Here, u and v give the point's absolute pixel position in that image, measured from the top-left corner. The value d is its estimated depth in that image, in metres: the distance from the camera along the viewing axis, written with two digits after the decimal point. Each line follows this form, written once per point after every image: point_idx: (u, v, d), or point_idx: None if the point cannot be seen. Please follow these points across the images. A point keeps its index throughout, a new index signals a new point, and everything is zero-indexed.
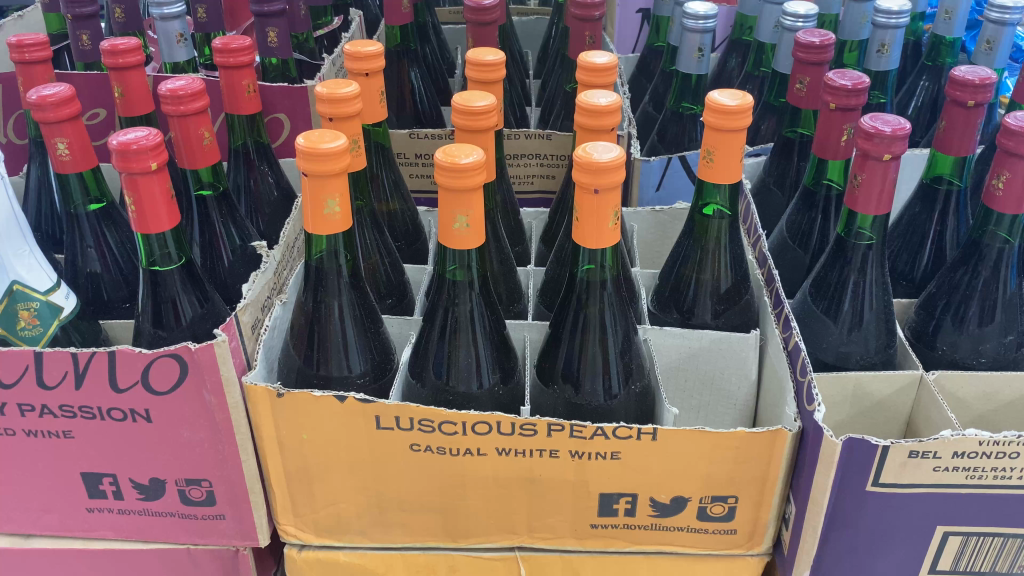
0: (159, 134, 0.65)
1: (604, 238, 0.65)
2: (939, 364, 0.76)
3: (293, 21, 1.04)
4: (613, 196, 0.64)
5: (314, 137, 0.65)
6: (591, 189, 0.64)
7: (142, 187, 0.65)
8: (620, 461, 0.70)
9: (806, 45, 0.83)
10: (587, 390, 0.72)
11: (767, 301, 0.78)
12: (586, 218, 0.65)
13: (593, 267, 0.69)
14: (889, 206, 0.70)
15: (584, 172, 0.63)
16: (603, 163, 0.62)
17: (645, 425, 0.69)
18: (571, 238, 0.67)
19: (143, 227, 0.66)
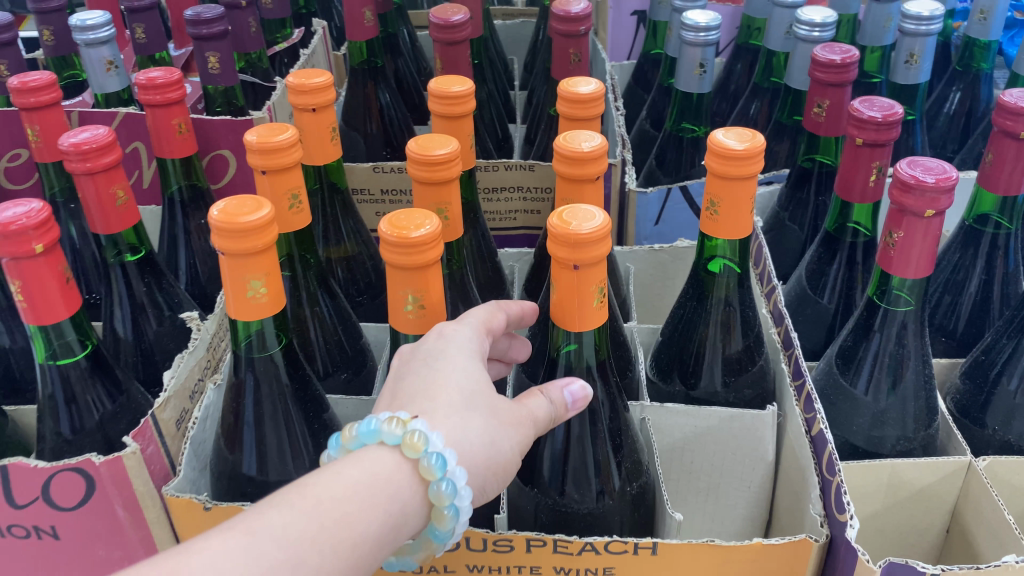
0: (45, 208, 0.53)
1: (589, 320, 0.53)
2: (990, 446, 0.64)
3: (240, 41, 0.93)
4: (596, 270, 0.52)
5: (232, 206, 0.54)
6: (569, 266, 0.51)
7: (27, 274, 0.53)
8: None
9: (824, 63, 0.71)
10: (573, 489, 0.60)
11: (786, 371, 0.67)
12: (564, 297, 0.53)
13: (578, 348, 0.58)
14: (931, 268, 0.58)
15: (561, 245, 0.51)
16: (584, 234, 0.50)
17: (644, 535, 0.58)
18: (551, 319, 0.55)
19: (36, 320, 0.55)
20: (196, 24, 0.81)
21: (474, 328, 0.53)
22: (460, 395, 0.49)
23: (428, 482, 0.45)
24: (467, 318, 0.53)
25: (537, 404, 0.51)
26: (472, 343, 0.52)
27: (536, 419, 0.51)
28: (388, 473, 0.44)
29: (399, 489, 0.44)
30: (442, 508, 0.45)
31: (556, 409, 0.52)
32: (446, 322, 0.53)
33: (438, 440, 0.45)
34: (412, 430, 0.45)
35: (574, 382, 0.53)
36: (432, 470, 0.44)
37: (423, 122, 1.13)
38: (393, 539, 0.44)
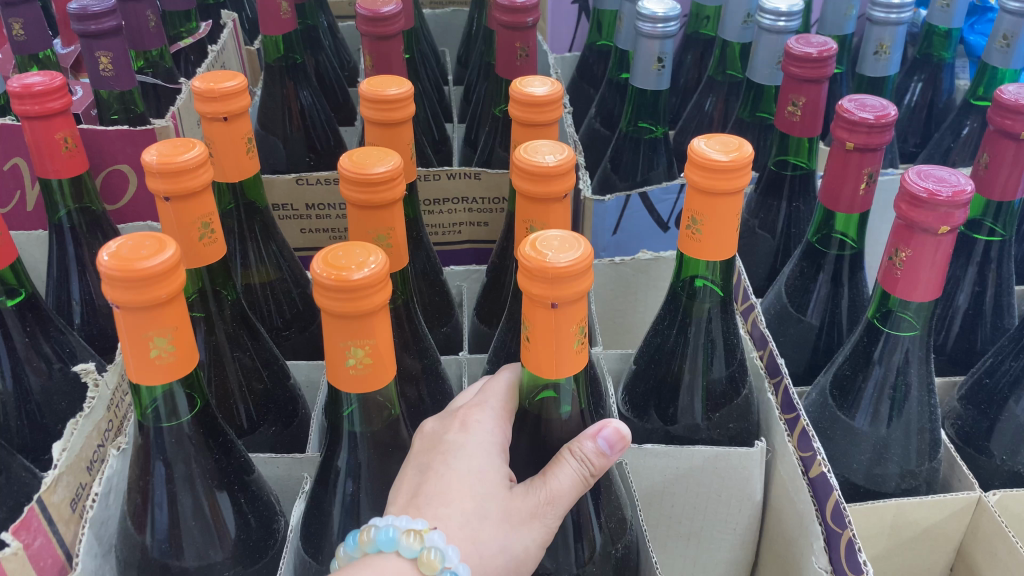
0: None
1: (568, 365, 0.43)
2: (996, 476, 0.59)
3: (136, 37, 0.81)
4: (576, 307, 0.42)
5: (127, 249, 0.43)
6: (544, 304, 0.41)
7: None
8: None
9: (800, 57, 0.64)
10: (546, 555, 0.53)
11: (774, 402, 0.60)
12: (540, 341, 0.43)
13: (548, 395, 0.50)
14: (940, 290, 0.51)
15: (534, 280, 0.41)
16: (564, 265, 0.40)
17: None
18: (521, 365, 0.45)
19: None
20: (82, 18, 0.69)
21: (498, 414, 0.48)
22: (477, 499, 0.44)
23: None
24: (488, 402, 0.48)
25: (561, 480, 0.44)
26: (493, 435, 0.47)
27: (563, 497, 0.45)
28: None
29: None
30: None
31: (587, 478, 0.45)
32: (469, 411, 0.48)
33: (455, 555, 0.41)
34: (427, 545, 0.41)
35: (605, 424, 0.45)
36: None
37: (349, 124, 1.02)
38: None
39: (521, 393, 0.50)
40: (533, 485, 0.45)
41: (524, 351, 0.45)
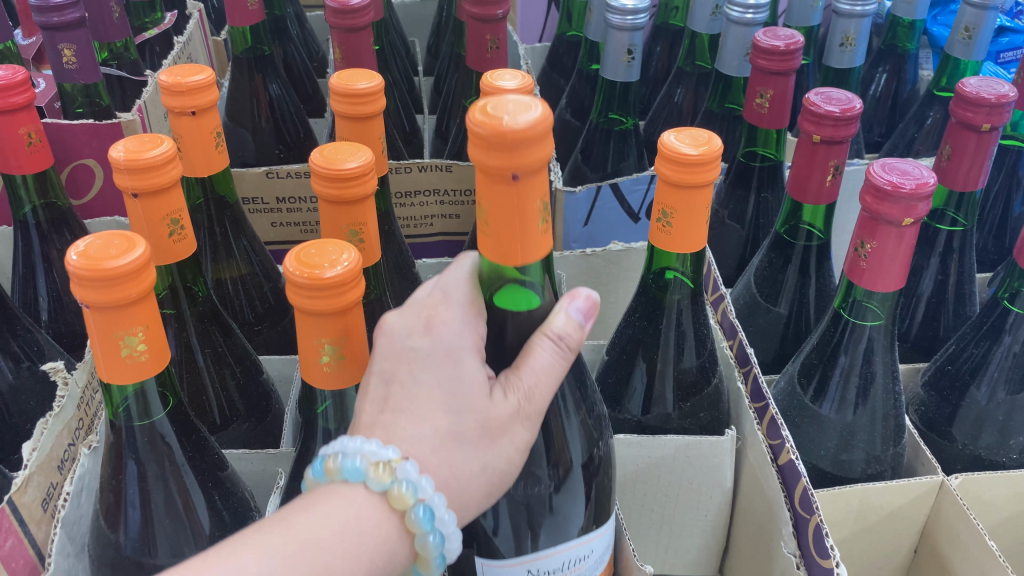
0: None
1: (532, 247, 0.36)
2: (958, 461, 0.61)
3: (100, 30, 0.80)
4: (540, 179, 0.35)
5: (95, 247, 0.43)
6: (501, 176, 0.34)
7: None
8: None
9: (767, 50, 0.65)
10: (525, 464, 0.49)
11: (743, 390, 0.61)
12: (501, 223, 0.36)
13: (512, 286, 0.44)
14: (902, 281, 0.53)
15: (486, 148, 0.33)
16: (524, 126, 0.33)
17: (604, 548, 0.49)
18: (478, 255, 0.38)
19: None
20: (44, 11, 0.68)
21: (466, 311, 0.41)
22: (452, 413, 0.40)
23: (414, 533, 0.39)
24: (453, 297, 0.41)
25: (540, 364, 0.41)
26: (465, 336, 0.41)
27: (545, 384, 0.41)
28: (369, 526, 0.38)
29: (385, 543, 0.38)
30: (427, 557, 0.40)
31: (568, 356, 0.42)
32: (435, 309, 0.41)
33: (428, 486, 0.38)
34: (398, 478, 0.38)
35: (575, 296, 0.41)
36: (419, 525, 0.38)
37: (318, 115, 1.02)
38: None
39: (482, 282, 0.43)
40: (513, 379, 0.41)
41: (480, 238, 0.37)
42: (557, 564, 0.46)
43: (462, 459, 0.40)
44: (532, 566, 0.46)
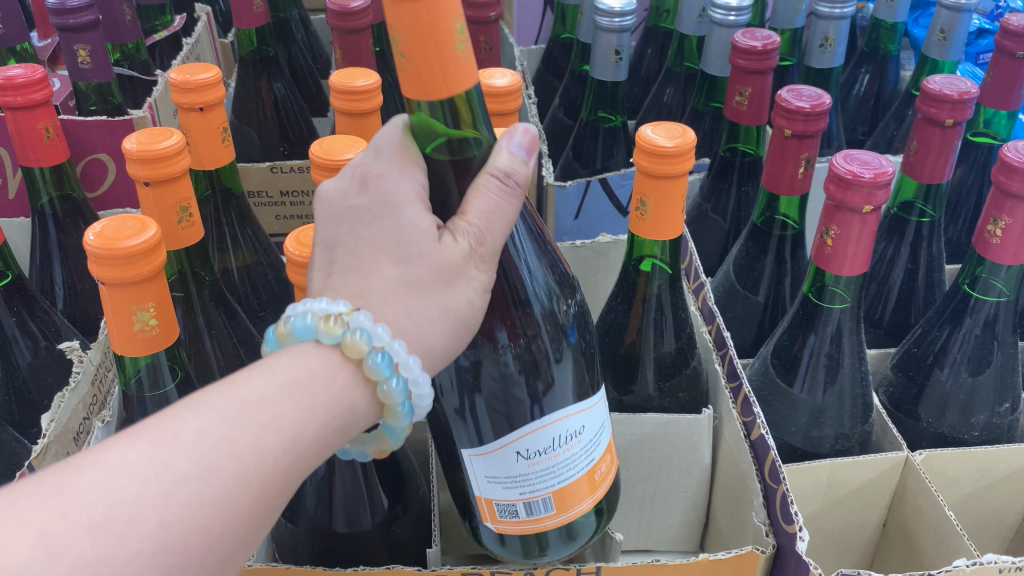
0: None
1: (451, 70, 0.37)
2: (923, 439, 0.64)
3: (113, 31, 0.84)
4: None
5: (111, 228, 0.47)
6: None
7: None
8: (607, 478, 0.49)
9: (746, 50, 0.68)
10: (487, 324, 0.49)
11: (720, 371, 0.64)
12: (417, 49, 0.36)
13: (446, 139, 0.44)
14: (866, 265, 0.56)
15: None
16: None
17: (595, 420, 0.47)
18: (400, 92, 0.38)
19: None
20: (61, 13, 0.72)
21: (402, 165, 0.42)
22: (400, 263, 0.39)
23: (375, 381, 0.38)
24: (385, 152, 0.42)
25: (485, 200, 0.41)
26: (405, 188, 0.41)
27: (495, 220, 0.41)
28: (323, 380, 0.36)
29: (344, 400, 0.37)
30: (393, 406, 0.39)
31: (514, 193, 0.41)
32: (369, 166, 0.41)
33: (385, 334, 0.37)
34: (353, 329, 0.37)
35: (515, 131, 0.42)
36: (378, 371, 0.37)
37: (321, 114, 1.06)
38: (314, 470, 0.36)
39: (419, 137, 0.44)
40: (461, 218, 0.40)
41: (400, 75, 0.38)
42: (545, 440, 0.45)
43: (417, 305, 0.39)
44: (520, 446, 0.45)
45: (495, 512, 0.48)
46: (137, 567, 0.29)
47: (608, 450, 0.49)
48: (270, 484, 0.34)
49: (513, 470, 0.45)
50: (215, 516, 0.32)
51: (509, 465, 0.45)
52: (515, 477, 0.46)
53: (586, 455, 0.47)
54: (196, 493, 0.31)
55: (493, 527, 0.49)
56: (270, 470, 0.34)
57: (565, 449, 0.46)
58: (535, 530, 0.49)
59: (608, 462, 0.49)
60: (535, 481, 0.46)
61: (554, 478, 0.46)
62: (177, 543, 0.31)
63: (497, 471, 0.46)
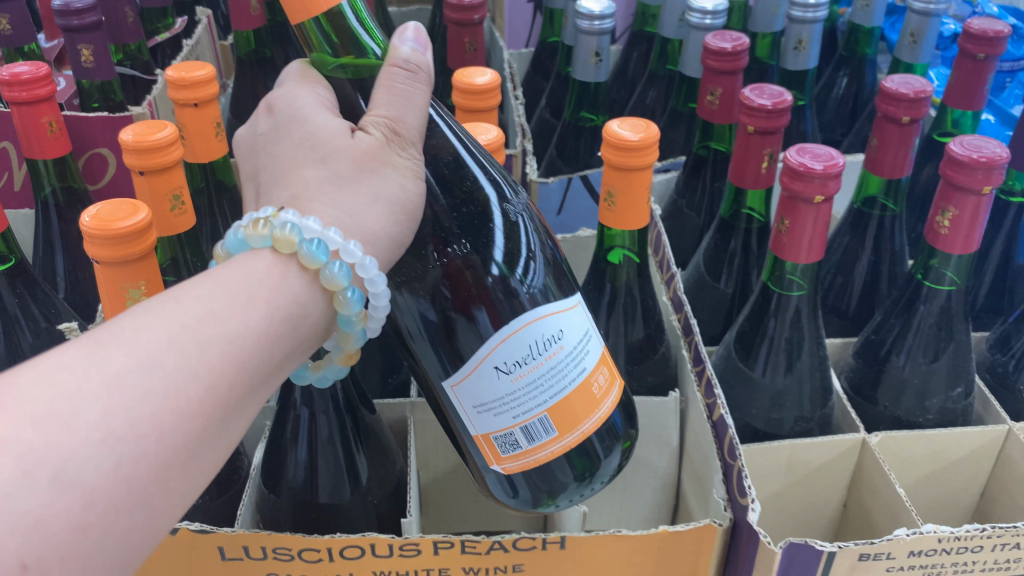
0: None
1: None
2: (881, 422, 0.67)
3: (116, 32, 0.88)
4: None
5: (106, 211, 0.50)
6: None
7: None
8: (604, 389, 0.48)
9: (717, 51, 0.71)
10: (435, 231, 0.50)
11: (686, 355, 0.67)
12: None
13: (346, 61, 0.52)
14: (821, 253, 0.59)
15: None
16: None
17: (573, 327, 0.46)
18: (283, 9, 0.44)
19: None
20: (65, 15, 0.75)
21: (309, 92, 0.48)
22: (319, 162, 0.44)
23: (318, 270, 0.41)
24: (289, 85, 0.48)
25: (392, 90, 0.46)
26: (314, 107, 0.47)
27: (403, 106, 0.46)
28: (268, 275, 0.40)
29: (289, 290, 0.40)
30: (340, 292, 0.42)
31: (419, 77, 0.47)
32: (276, 99, 0.48)
33: (314, 225, 0.41)
34: (280, 224, 0.40)
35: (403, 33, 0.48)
36: (315, 258, 0.40)
37: None
38: (270, 362, 0.39)
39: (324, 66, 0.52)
40: (371, 117, 0.46)
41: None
42: (523, 349, 0.44)
43: (347, 196, 0.44)
44: (496, 361, 0.44)
45: (494, 443, 0.46)
46: (87, 453, 0.31)
47: (598, 359, 0.48)
48: (219, 375, 0.36)
49: (497, 388, 0.44)
50: (164, 408, 0.34)
51: (491, 386, 0.44)
52: (502, 396, 0.44)
53: (575, 363, 0.46)
54: (143, 385, 0.34)
55: (499, 465, 0.48)
56: (215, 361, 0.36)
57: (546, 356, 0.44)
58: (540, 458, 0.47)
59: (601, 373, 0.48)
60: (522, 397, 0.44)
61: (542, 390, 0.45)
62: (126, 433, 0.33)
63: (481, 395, 0.45)
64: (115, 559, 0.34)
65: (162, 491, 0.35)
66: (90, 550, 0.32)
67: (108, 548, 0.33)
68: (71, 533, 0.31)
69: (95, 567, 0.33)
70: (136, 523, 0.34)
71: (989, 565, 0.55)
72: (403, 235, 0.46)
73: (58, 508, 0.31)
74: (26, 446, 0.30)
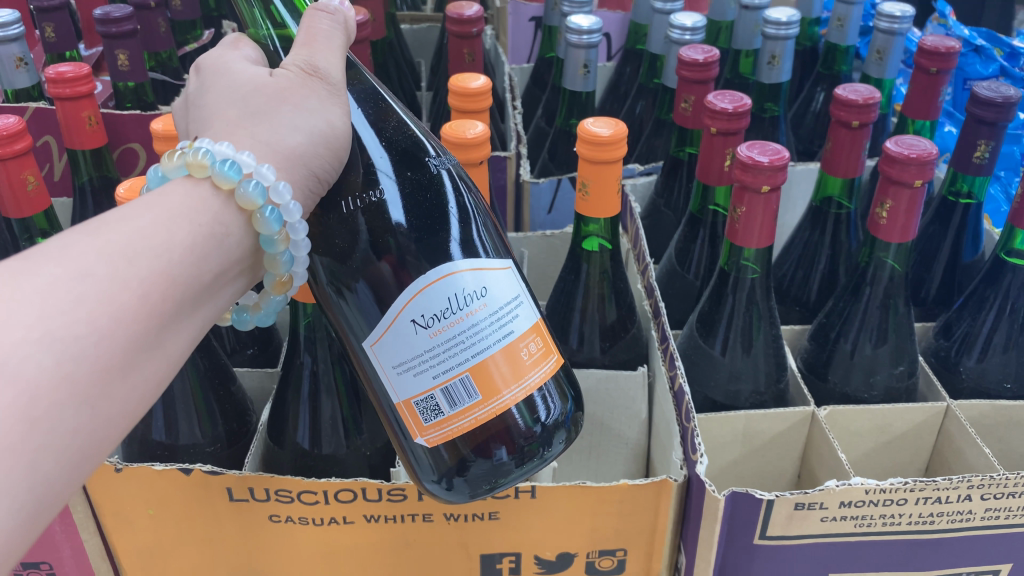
0: (21, 121, 0.67)
1: None
2: (831, 397, 0.74)
3: (150, 40, 0.97)
4: None
5: (135, 185, 0.58)
6: None
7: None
8: (534, 361, 0.50)
9: (690, 62, 0.79)
10: (361, 186, 0.55)
11: (653, 335, 0.74)
12: None
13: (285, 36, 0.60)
14: (772, 239, 0.66)
15: None
16: None
17: (498, 291, 0.50)
18: None
19: (19, 212, 0.69)
20: (105, 23, 0.84)
21: (239, 54, 0.55)
22: (241, 103, 0.50)
23: (233, 190, 0.47)
24: (220, 50, 0.55)
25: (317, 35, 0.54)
26: (240, 63, 0.53)
27: (324, 49, 0.54)
28: (223, 210, 0.46)
29: (208, 209, 0.46)
30: (258, 211, 0.47)
31: (338, 18, 0.56)
32: (208, 60, 0.54)
33: (226, 150, 0.46)
34: (194, 149, 0.46)
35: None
36: (226, 177, 0.46)
37: None
38: (199, 280, 0.44)
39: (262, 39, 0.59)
40: (291, 60, 0.53)
41: None
42: (442, 302, 0.48)
43: (263, 129, 0.49)
44: (413, 314, 0.48)
45: (417, 409, 0.49)
46: (26, 351, 0.36)
47: (529, 329, 0.51)
48: (150, 286, 0.41)
49: (417, 341, 0.48)
50: (136, 313, 0.40)
51: (411, 340, 0.48)
52: (421, 351, 0.48)
53: (500, 325, 0.49)
54: (108, 290, 0.39)
55: (424, 437, 0.50)
56: (143, 272, 0.41)
57: (465, 311, 0.48)
58: (465, 425, 0.50)
59: (533, 341, 0.51)
60: (441, 351, 0.48)
61: (461, 345, 0.48)
62: (64, 335, 0.37)
63: (401, 350, 0.48)
64: (67, 453, 0.38)
65: (104, 392, 0.40)
66: (41, 440, 0.37)
67: (57, 442, 0.38)
68: (19, 422, 0.35)
69: (54, 442, 0.37)
70: (83, 423, 0.39)
71: (916, 518, 0.61)
72: (321, 166, 0.51)
73: (7, 398, 0.35)
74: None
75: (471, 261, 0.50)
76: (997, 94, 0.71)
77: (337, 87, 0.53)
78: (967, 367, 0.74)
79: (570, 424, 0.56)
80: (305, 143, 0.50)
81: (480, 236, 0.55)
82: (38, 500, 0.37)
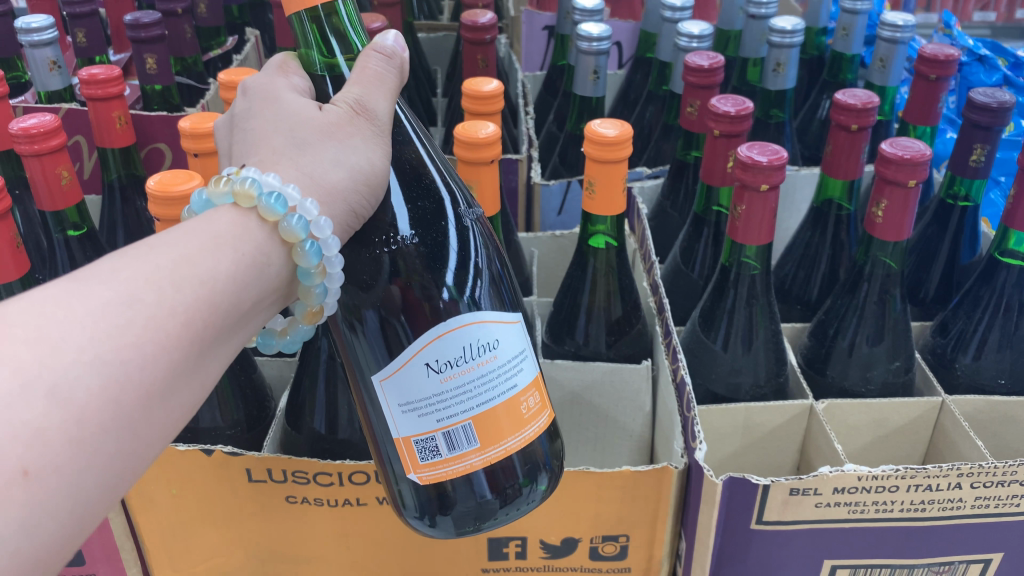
0: (56, 119, 0.70)
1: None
2: (829, 391, 0.76)
3: (177, 45, 1.01)
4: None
5: (166, 178, 0.61)
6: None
7: (32, 167, 0.71)
8: (529, 416, 0.53)
9: (695, 69, 0.82)
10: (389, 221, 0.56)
11: (658, 330, 0.76)
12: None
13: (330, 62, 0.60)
14: (771, 237, 0.68)
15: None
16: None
17: (508, 345, 0.52)
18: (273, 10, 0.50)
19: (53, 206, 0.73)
20: (135, 28, 0.88)
21: (286, 81, 0.56)
22: (290, 136, 0.51)
23: (277, 222, 0.48)
24: (268, 74, 0.56)
25: (366, 71, 0.54)
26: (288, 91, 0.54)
27: (372, 89, 0.54)
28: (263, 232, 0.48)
29: (252, 239, 0.47)
30: (299, 245, 0.48)
31: (393, 61, 0.56)
32: (256, 84, 0.55)
33: (273, 181, 0.47)
34: (241, 179, 0.47)
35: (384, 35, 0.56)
36: (272, 210, 0.47)
37: None
38: (239, 305, 0.45)
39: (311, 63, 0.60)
40: (342, 96, 0.53)
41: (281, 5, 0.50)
42: (457, 351, 0.49)
43: (308, 161, 0.51)
44: (428, 359, 0.49)
45: (417, 450, 0.51)
46: (78, 372, 0.37)
47: (529, 383, 0.53)
48: (194, 311, 0.42)
49: (427, 386, 0.50)
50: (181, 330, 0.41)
51: (422, 384, 0.50)
52: (430, 395, 0.50)
53: (506, 377, 0.51)
54: (155, 308, 0.41)
55: (417, 474, 0.52)
56: (188, 298, 0.42)
57: (477, 362, 0.50)
58: (460, 468, 0.52)
59: (532, 396, 0.53)
60: (448, 398, 0.50)
61: (468, 395, 0.50)
62: (111, 358, 0.38)
63: (411, 391, 0.50)
64: (123, 455, 0.40)
65: (158, 403, 0.41)
66: (94, 451, 0.38)
67: (99, 462, 0.38)
68: (69, 442, 0.36)
69: (106, 452, 0.39)
70: (124, 445, 0.40)
71: (908, 504, 0.63)
72: (359, 203, 0.52)
73: (59, 416, 0.36)
74: (21, 363, 0.35)
75: (488, 313, 0.52)
76: (992, 98, 0.72)
77: (382, 127, 0.54)
78: (963, 364, 0.76)
79: (551, 466, 0.59)
80: (346, 180, 0.51)
81: (475, 247, 0.59)
82: (94, 497, 0.39)
